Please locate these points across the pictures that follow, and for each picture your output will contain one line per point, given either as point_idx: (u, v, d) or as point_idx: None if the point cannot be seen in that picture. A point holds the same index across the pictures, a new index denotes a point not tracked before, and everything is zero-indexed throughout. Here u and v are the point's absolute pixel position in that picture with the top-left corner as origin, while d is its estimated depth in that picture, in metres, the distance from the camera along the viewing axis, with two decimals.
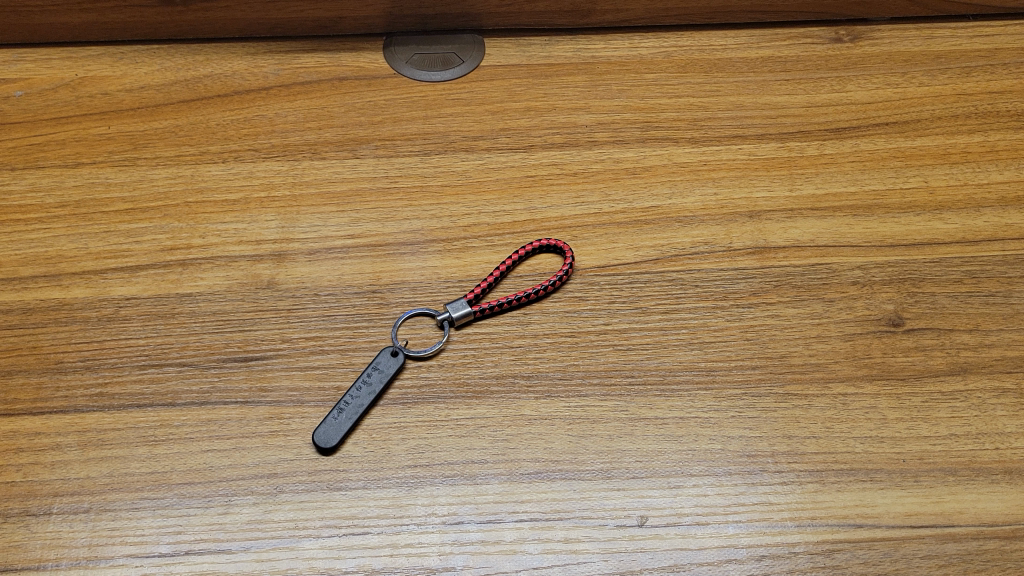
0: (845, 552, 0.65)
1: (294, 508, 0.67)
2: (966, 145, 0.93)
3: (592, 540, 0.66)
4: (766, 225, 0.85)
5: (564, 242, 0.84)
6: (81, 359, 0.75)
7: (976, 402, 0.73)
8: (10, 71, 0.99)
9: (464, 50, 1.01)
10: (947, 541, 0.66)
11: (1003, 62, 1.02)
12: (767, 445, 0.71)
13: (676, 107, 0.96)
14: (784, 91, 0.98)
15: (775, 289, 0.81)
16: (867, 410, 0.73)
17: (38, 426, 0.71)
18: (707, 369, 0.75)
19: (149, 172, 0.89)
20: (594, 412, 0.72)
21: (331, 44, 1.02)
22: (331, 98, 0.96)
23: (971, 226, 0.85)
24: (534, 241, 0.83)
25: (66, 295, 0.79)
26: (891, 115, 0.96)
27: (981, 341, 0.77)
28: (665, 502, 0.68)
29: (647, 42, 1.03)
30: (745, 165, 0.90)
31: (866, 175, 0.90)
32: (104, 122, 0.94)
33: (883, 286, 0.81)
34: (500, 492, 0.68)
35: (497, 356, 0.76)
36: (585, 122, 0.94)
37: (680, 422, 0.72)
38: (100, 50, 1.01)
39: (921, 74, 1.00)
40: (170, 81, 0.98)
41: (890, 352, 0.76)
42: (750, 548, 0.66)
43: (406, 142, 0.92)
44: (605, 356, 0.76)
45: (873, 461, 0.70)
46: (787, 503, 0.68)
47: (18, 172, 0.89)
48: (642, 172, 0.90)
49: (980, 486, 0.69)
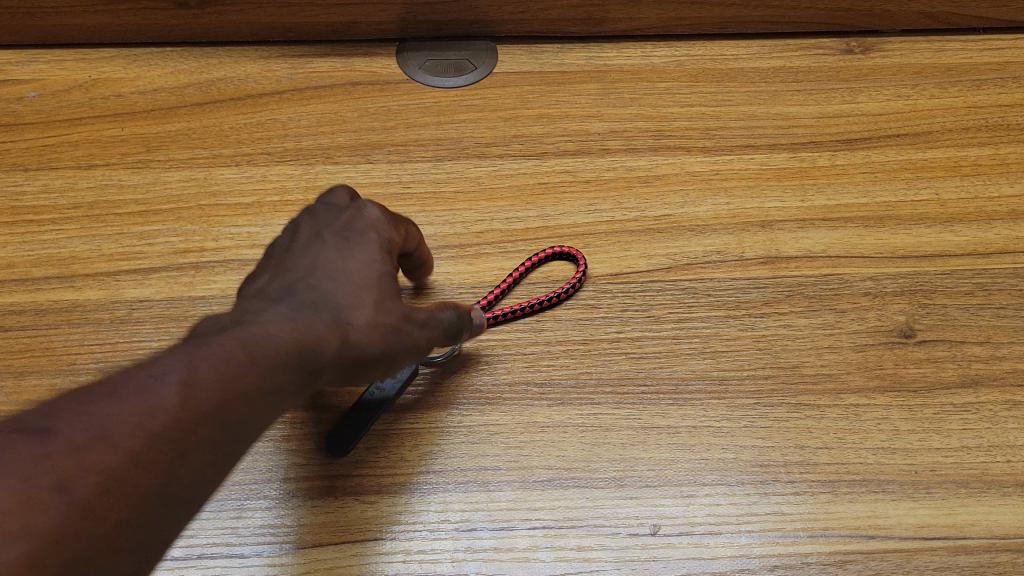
0: (857, 563, 0.66)
1: (307, 513, 0.67)
2: (977, 157, 0.93)
3: (605, 548, 0.66)
4: (778, 234, 0.86)
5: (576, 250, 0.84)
6: (94, 360, 0.75)
7: (988, 415, 0.73)
8: (23, 72, 0.99)
9: (477, 57, 1.02)
10: (959, 554, 0.66)
11: (1014, 75, 1.02)
12: (780, 455, 0.71)
13: (688, 115, 0.96)
14: (796, 101, 0.98)
15: (786, 299, 0.81)
16: (879, 421, 0.73)
17: None
18: (719, 378, 0.75)
19: (162, 174, 0.89)
20: (607, 420, 0.73)
21: (344, 49, 1.02)
22: (343, 103, 0.96)
23: (982, 239, 0.86)
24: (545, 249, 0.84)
25: (79, 296, 0.79)
26: (902, 127, 0.96)
27: (992, 353, 0.77)
28: (678, 511, 0.68)
29: (660, 51, 1.04)
30: (756, 175, 0.91)
31: (877, 186, 0.90)
32: (118, 124, 0.94)
33: (895, 297, 0.81)
34: (513, 499, 0.68)
35: (509, 363, 0.76)
36: (598, 129, 0.95)
37: (693, 431, 0.72)
38: (113, 53, 1.01)
39: (932, 86, 1.00)
40: (183, 84, 0.98)
41: (901, 363, 0.77)
42: (762, 558, 0.66)
43: (419, 148, 0.92)
44: (618, 365, 0.76)
45: (885, 473, 0.70)
46: (800, 514, 0.68)
47: (31, 173, 0.89)
48: (654, 180, 0.90)
49: (991, 499, 0.69)
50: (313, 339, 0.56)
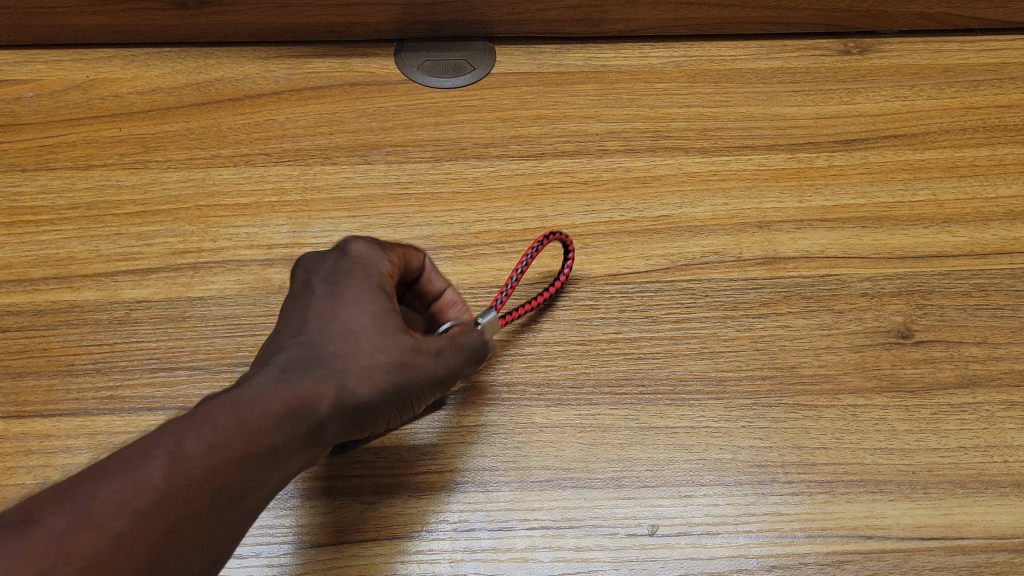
0: (855, 563, 0.66)
1: (305, 514, 0.67)
2: (974, 158, 0.93)
3: (603, 548, 0.66)
4: (776, 235, 0.86)
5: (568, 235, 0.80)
6: (92, 361, 0.75)
7: (985, 415, 0.74)
8: (21, 72, 0.99)
9: (475, 57, 1.02)
10: (956, 554, 0.66)
11: (1011, 76, 1.02)
12: (778, 455, 0.71)
13: (686, 116, 0.96)
14: (793, 102, 0.98)
15: (784, 300, 0.81)
16: (876, 421, 0.73)
17: (49, 428, 0.71)
18: (717, 379, 0.75)
19: (160, 175, 0.89)
20: (605, 420, 0.73)
21: (342, 50, 1.02)
22: (342, 104, 0.96)
23: (980, 239, 0.86)
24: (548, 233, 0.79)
25: (77, 297, 0.79)
26: (899, 127, 0.96)
27: (990, 354, 0.78)
28: (676, 511, 0.68)
29: (658, 52, 1.04)
30: (754, 175, 0.91)
31: (875, 187, 0.90)
32: (116, 125, 0.94)
33: (892, 298, 0.81)
34: (511, 499, 0.68)
35: (508, 363, 0.76)
36: (596, 130, 0.95)
37: (691, 432, 0.72)
38: (111, 53, 1.01)
39: (929, 87, 1.00)
40: (182, 85, 0.98)
41: (899, 364, 0.77)
42: (760, 559, 0.66)
43: (417, 149, 0.92)
44: (616, 365, 0.76)
45: (882, 473, 0.70)
46: (798, 514, 0.68)
47: (29, 173, 0.89)
48: (652, 181, 0.90)
49: (989, 499, 0.69)
50: (306, 391, 0.57)
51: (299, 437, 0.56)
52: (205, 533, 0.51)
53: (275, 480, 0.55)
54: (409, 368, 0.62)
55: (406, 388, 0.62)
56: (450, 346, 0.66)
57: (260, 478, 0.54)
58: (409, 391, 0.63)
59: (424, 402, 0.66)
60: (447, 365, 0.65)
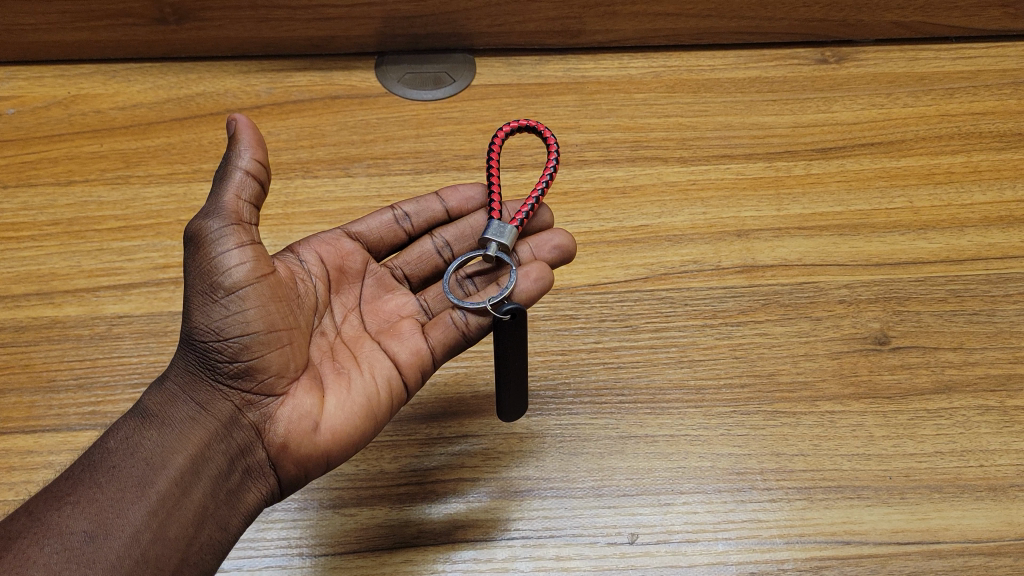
0: (833, 569, 0.66)
1: (287, 527, 0.68)
2: (950, 165, 0.94)
3: (583, 557, 0.67)
4: (754, 243, 0.87)
5: (506, 129, 0.79)
6: (74, 376, 0.75)
7: (962, 420, 0.74)
8: (3, 89, 0.99)
9: (456, 69, 1.02)
10: (933, 558, 0.67)
11: (985, 83, 1.04)
12: (756, 462, 0.72)
13: (665, 126, 0.97)
14: (771, 111, 0.99)
15: (763, 307, 0.82)
16: (854, 427, 0.74)
17: (31, 444, 0.71)
18: (696, 387, 0.76)
19: (143, 190, 0.89)
20: (584, 430, 0.74)
21: (323, 63, 1.03)
22: (323, 117, 0.97)
23: (955, 245, 0.87)
24: (492, 140, 0.79)
25: (59, 313, 0.80)
26: (876, 136, 0.97)
27: (966, 359, 0.78)
28: (655, 519, 0.69)
29: (637, 62, 1.05)
30: (733, 184, 0.92)
31: (852, 195, 0.91)
32: (96, 140, 0.94)
33: (869, 304, 0.82)
34: (491, 508, 0.69)
35: (489, 373, 0.77)
36: (576, 140, 0.96)
37: (670, 440, 0.73)
38: (92, 69, 1.02)
39: (905, 95, 1.02)
40: (163, 100, 0.99)
41: (876, 370, 0.77)
42: (739, 566, 0.66)
43: (398, 161, 0.93)
44: (596, 375, 0.77)
45: (860, 479, 0.71)
46: (776, 520, 0.68)
47: (11, 190, 0.90)
48: (631, 191, 0.91)
49: (965, 503, 0.69)
50: (135, 413, 0.62)
51: (150, 444, 0.60)
52: (87, 554, 0.54)
53: (149, 482, 0.58)
54: (187, 317, 0.62)
55: (197, 330, 0.62)
56: (189, 248, 0.63)
57: (122, 491, 0.57)
58: (199, 326, 0.61)
59: (232, 285, 0.61)
60: (197, 259, 0.62)
